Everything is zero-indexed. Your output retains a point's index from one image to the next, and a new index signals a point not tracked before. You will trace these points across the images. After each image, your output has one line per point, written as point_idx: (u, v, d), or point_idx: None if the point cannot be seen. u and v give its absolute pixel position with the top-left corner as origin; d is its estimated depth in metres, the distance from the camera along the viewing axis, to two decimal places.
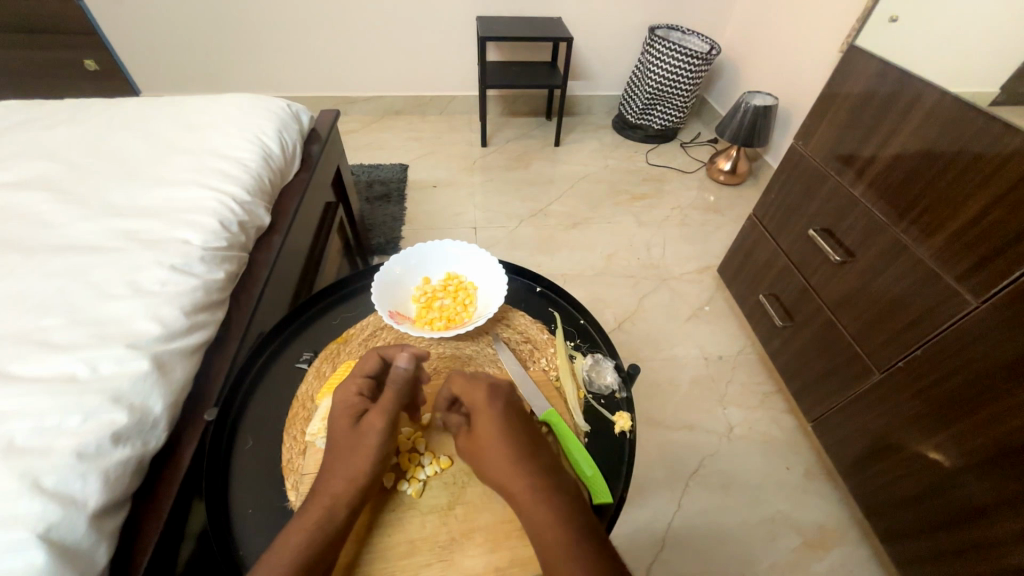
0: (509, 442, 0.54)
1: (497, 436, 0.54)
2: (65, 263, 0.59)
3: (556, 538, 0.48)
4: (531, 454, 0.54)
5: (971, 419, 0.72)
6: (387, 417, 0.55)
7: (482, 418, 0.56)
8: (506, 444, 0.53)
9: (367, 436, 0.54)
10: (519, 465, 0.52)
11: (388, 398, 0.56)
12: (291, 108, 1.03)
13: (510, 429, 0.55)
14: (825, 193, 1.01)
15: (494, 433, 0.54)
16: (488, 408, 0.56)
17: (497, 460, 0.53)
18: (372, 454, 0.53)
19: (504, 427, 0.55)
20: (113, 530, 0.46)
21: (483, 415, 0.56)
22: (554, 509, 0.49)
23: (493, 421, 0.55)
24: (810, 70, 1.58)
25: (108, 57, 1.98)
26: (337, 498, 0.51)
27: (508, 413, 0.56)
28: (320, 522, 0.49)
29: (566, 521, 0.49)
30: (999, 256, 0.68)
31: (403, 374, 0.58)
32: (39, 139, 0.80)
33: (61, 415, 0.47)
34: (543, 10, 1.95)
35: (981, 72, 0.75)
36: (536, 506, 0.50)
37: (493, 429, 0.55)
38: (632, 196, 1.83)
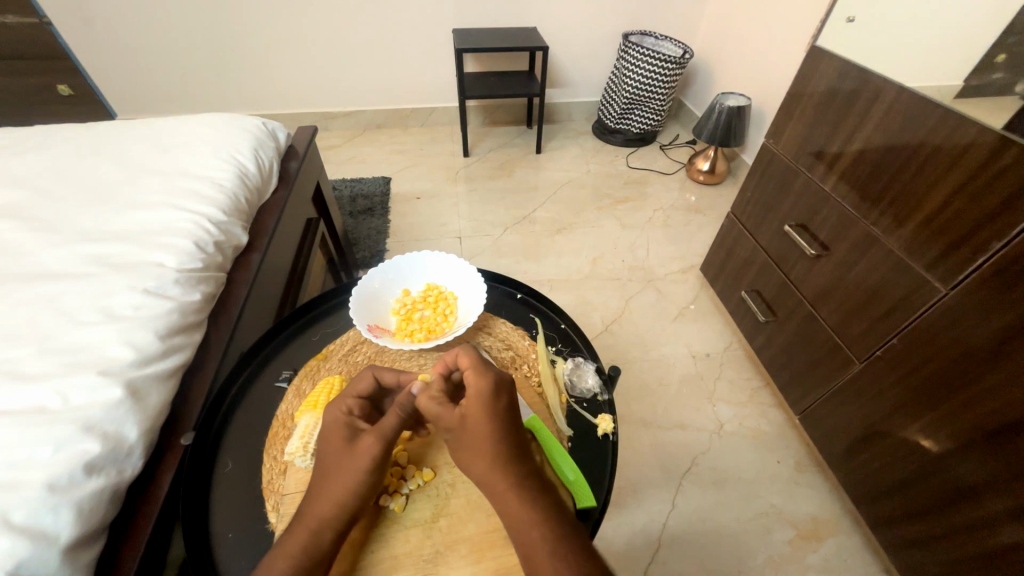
0: (499, 450, 0.52)
1: (486, 443, 0.52)
2: (35, 292, 0.58)
3: (539, 544, 0.47)
4: (516, 462, 0.52)
5: (950, 403, 0.73)
6: (381, 441, 0.53)
7: (472, 422, 0.53)
8: (495, 452, 0.52)
9: (362, 458, 0.52)
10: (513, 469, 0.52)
11: (388, 425, 0.55)
12: (267, 126, 1.03)
13: (503, 435, 0.53)
14: (797, 188, 1.03)
15: (482, 438, 0.52)
16: (479, 415, 0.53)
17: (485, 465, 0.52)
18: (362, 477, 0.52)
19: (494, 431, 0.53)
20: (88, 564, 0.45)
21: (475, 418, 0.53)
22: (534, 516, 0.49)
23: (485, 426, 0.53)
24: (780, 70, 1.63)
25: (82, 83, 1.96)
26: (322, 522, 0.50)
27: (500, 415, 0.54)
28: (307, 548, 0.48)
29: (548, 530, 0.48)
30: (962, 243, 0.70)
31: (411, 401, 0.58)
32: (7, 167, 0.79)
33: (31, 448, 0.45)
34: (518, 22, 1.98)
35: (938, 67, 0.77)
36: (520, 514, 0.49)
37: (484, 437, 0.52)
38: (614, 200, 1.85)
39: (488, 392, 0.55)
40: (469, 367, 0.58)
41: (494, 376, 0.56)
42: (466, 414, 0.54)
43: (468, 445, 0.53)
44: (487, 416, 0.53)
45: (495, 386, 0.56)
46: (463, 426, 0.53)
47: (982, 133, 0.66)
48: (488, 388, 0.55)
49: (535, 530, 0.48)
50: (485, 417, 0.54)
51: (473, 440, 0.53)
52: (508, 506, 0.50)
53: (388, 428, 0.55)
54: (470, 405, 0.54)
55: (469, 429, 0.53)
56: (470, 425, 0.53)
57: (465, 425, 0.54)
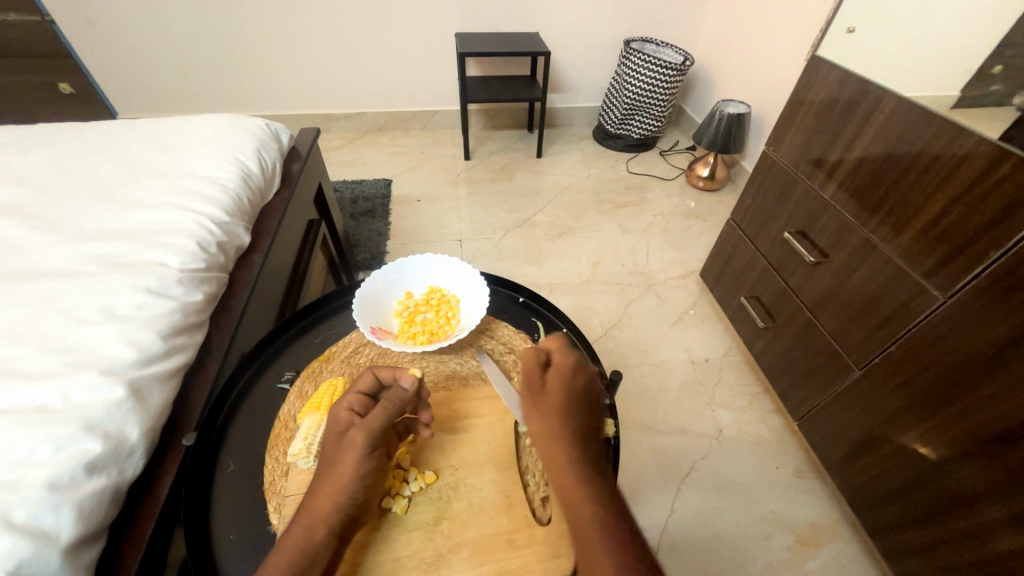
0: (567, 423, 0.57)
1: (559, 413, 0.57)
2: (37, 290, 0.58)
3: (588, 520, 0.49)
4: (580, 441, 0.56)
5: (948, 410, 0.74)
6: (369, 435, 0.53)
7: (551, 391, 0.59)
8: (564, 424, 0.56)
9: (353, 452, 0.52)
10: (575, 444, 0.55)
11: (376, 418, 0.54)
12: (271, 127, 1.03)
13: (574, 412, 0.58)
14: (797, 196, 1.04)
15: (558, 406, 0.58)
16: (559, 387, 0.60)
17: (549, 435, 0.56)
18: (354, 473, 0.52)
19: (569, 404, 0.59)
20: (87, 564, 0.45)
21: (554, 389, 0.59)
22: (587, 493, 0.51)
23: (560, 397, 0.59)
24: (780, 77, 1.64)
25: (84, 81, 1.96)
26: (318, 519, 0.50)
27: (575, 394, 0.60)
28: (302, 545, 0.48)
29: (597, 503, 0.50)
30: (960, 252, 0.71)
31: (401, 395, 0.57)
32: (10, 165, 0.79)
33: (32, 447, 0.45)
34: (520, 27, 1.99)
35: (937, 77, 0.78)
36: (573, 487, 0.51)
37: (557, 410, 0.58)
38: (615, 205, 1.85)
39: (570, 370, 0.61)
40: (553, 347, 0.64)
41: (580, 361, 0.63)
42: (545, 386, 0.60)
43: (540, 412, 0.58)
44: (563, 392, 0.59)
45: (576, 367, 0.62)
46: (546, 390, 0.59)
47: (980, 144, 0.67)
48: (570, 368, 0.61)
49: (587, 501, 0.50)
50: (562, 392, 0.59)
51: (547, 408, 0.58)
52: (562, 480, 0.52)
53: (376, 424, 0.54)
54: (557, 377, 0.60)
55: (546, 397, 0.59)
56: (551, 393, 0.59)
57: (544, 394, 0.59)
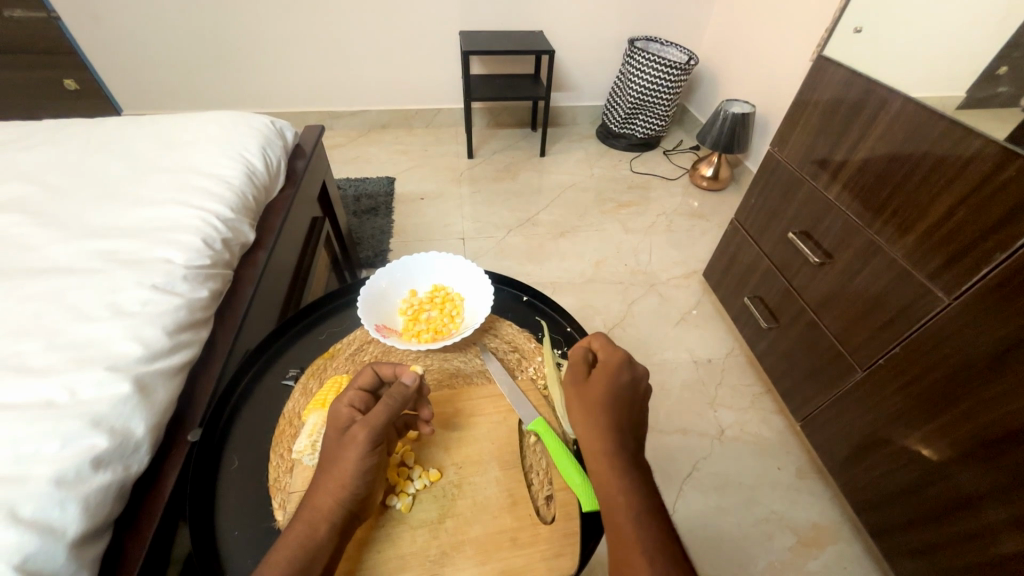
0: (612, 416, 0.55)
1: (603, 405, 0.56)
2: (44, 286, 0.58)
3: (624, 514, 0.49)
4: (624, 436, 0.54)
5: (952, 412, 0.73)
6: (372, 432, 0.53)
7: (595, 385, 0.58)
8: (609, 417, 0.55)
9: (354, 447, 0.52)
10: (615, 439, 0.54)
11: (378, 414, 0.54)
12: (275, 125, 1.03)
13: (619, 407, 0.56)
14: (802, 196, 1.03)
15: (602, 398, 0.56)
16: (605, 379, 0.58)
17: (594, 426, 0.55)
18: (355, 469, 0.52)
19: (614, 400, 0.56)
20: (93, 559, 0.45)
21: (599, 381, 0.58)
22: (624, 486, 0.51)
23: (605, 391, 0.57)
24: (785, 77, 1.63)
25: (88, 77, 1.96)
26: (319, 515, 0.50)
27: (621, 389, 0.57)
28: (303, 541, 0.48)
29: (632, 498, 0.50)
30: (966, 254, 0.71)
31: (404, 392, 0.57)
32: (16, 161, 0.80)
33: (39, 442, 0.45)
34: (523, 25, 1.99)
35: (945, 77, 0.78)
36: (612, 479, 0.51)
37: (603, 403, 0.56)
38: (618, 204, 1.85)
39: (617, 364, 0.60)
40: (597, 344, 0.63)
41: (627, 356, 0.60)
42: (591, 378, 0.59)
43: (583, 403, 0.57)
44: (609, 386, 0.57)
45: (624, 361, 0.60)
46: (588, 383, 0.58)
47: (987, 145, 0.67)
48: (617, 362, 0.60)
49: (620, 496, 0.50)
50: (609, 385, 0.57)
51: (590, 401, 0.56)
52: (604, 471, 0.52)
53: (379, 420, 0.54)
54: (601, 372, 0.59)
55: (590, 388, 0.58)
56: (595, 387, 0.57)
57: (589, 386, 0.58)
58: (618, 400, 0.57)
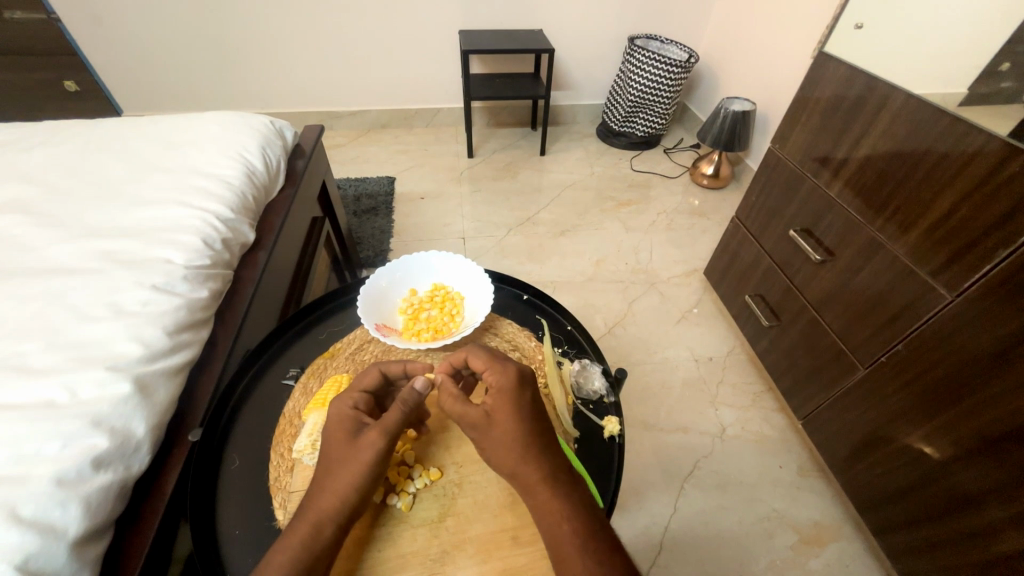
0: (525, 445, 0.52)
1: (512, 437, 0.52)
2: (45, 286, 0.59)
3: (567, 538, 0.47)
4: (543, 459, 0.51)
5: (955, 409, 0.73)
6: (387, 433, 0.54)
7: (495, 418, 0.54)
8: (525, 445, 0.52)
9: (366, 450, 0.52)
10: (534, 463, 0.51)
11: (392, 418, 0.55)
12: (275, 125, 1.03)
13: (530, 430, 0.53)
14: (803, 194, 1.03)
15: (507, 432, 0.52)
16: (507, 406, 0.54)
17: (511, 455, 0.51)
18: (365, 470, 0.52)
19: (520, 427, 0.53)
20: (95, 558, 0.46)
21: (498, 413, 0.54)
22: (563, 510, 0.48)
23: (508, 423, 0.53)
24: (785, 75, 1.63)
25: (88, 78, 1.96)
26: (324, 514, 0.50)
27: (525, 412, 0.54)
28: (307, 540, 0.48)
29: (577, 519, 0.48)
30: (969, 251, 0.70)
31: (415, 397, 0.57)
32: (16, 162, 0.80)
33: (39, 442, 0.46)
34: (523, 23, 1.98)
35: (946, 73, 0.78)
36: (549, 509, 0.49)
37: (513, 435, 0.52)
38: (618, 202, 1.85)
39: (513, 387, 0.56)
40: (486, 368, 0.59)
41: (515, 374, 0.57)
42: (490, 410, 0.54)
43: (492, 439, 0.53)
44: (513, 413, 0.53)
45: (519, 381, 0.56)
46: (489, 420, 0.54)
47: (990, 141, 0.67)
48: (513, 384, 0.56)
49: (565, 523, 0.47)
50: (511, 413, 0.53)
51: (495, 439, 0.53)
52: (540, 501, 0.49)
53: (393, 421, 0.54)
54: (496, 400, 0.54)
55: (494, 422, 0.53)
56: (496, 419, 0.53)
57: (491, 420, 0.53)
58: (523, 422, 0.53)
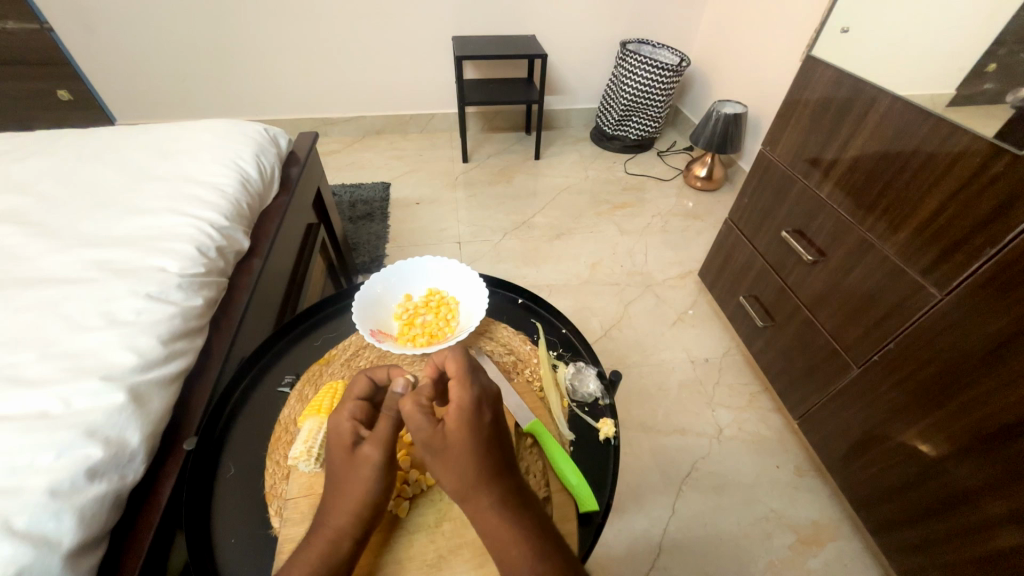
0: (482, 471, 0.52)
1: (467, 463, 0.52)
2: (38, 296, 0.58)
3: (518, 563, 0.49)
4: (496, 483, 0.52)
5: (948, 406, 0.74)
6: (381, 446, 0.53)
7: (454, 441, 0.52)
8: (478, 469, 0.52)
9: (363, 467, 0.52)
10: (487, 488, 0.52)
11: (382, 427, 0.54)
12: (269, 132, 1.03)
13: (486, 453, 0.53)
14: (794, 195, 1.04)
15: (465, 456, 0.52)
16: (461, 428, 0.52)
17: (465, 481, 0.51)
18: (371, 483, 0.52)
19: (477, 453, 0.52)
20: (89, 569, 0.45)
21: (458, 437, 0.52)
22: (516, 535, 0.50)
23: (468, 446, 0.52)
24: (775, 77, 1.65)
25: (81, 87, 1.96)
26: (341, 529, 0.50)
27: (485, 435, 0.53)
28: (325, 554, 0.49)
29: (532, 546, 0.50)
30: (957, 250, 0.71)
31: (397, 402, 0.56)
32: (10, 172, 0.80)
33: (33, 453, 0.45)
34: (516, 29, 2.00)
35: (932, 75, 0.79)
36: (504, 535, 0.50)
37: (469, 461, 0.52)
38: (613, 206, 1.86)
39: (473, 407, 0.53)
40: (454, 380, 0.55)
41: (481, 392, 0.55)
42: (446, 431, 0.52)
43: (448, 462, 0.52)
44: (473, 434, 0.52)
45: (478, 401, 0.54)
46: (447, 442, 0.52)
47: (975, 141, 0.68)
48: (468, 406, 0.53)
49: (517, 549, 0.49)
50: (468, 435, 0.52)
51: (451, 463, 0.52)
52: (492, 526, 0.51)
53: (386, 432, 0.54)
54: (456, 420, 0.52)
55: (453, 445, 0.52)
56: (455, 442, 0.52)
57: (447, 441, 0.52)
58: (481, 448, 0.53)
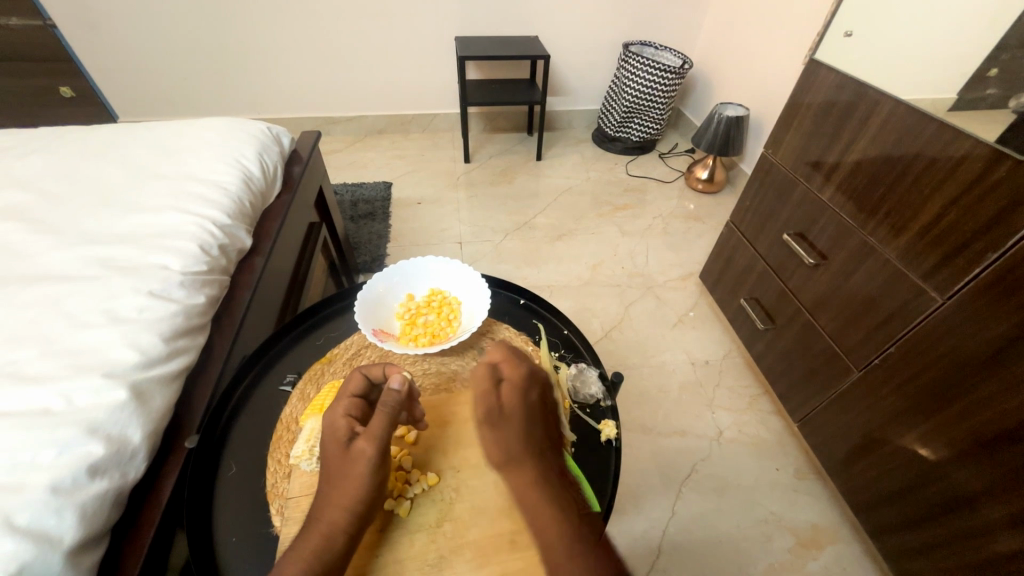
0: (531, 445, 0.57)
1: (519, 434, 0.57)
2: (40, 293, 0.58)
3: (557, 541, 0.51)
4: (542, 458, 0.57)
5: (948, 410, 0.74)
6: (376, 441, 0.53)
7: (508, 413, 0.58)
8: (526, 440, 0.57)
9: (359, 461, 0.52)
10: (533, 462, 0.55)
11: (377, 423, 0.54)
12: (272, 131, 1.03)
13: (534, 428, 0.58)
14: (796, 198, 1.04)
15: (518, 427, 0.57)
16: (514, 400, 0.58)
17: (514, 454, 0.56)
18: (365, 477, 0.52)
19: (528, 426, 0.58)
20: (90, 567, 0.45)
21: (512, 409, 0.58)
22: (555, 514, 0.52)
23: (521, 418, 0.58)
24: (778, 80, 1.65)
25: (83, 84, 1.96)
26: (335, 526, 0.50)
27: (534, 409, 0.59)
28: (319, 551, 0.48)
29: (569, 524, 0.52)
30: (958, 254, 0.72)
31: (394, 397, 0.57)
32: (13, 168, 0.80)
33: (35, 450, 0.45)
34: (519, 30, 2.01)
35: (934, 80, 0.79)
36: (543, 513, 0.52)
37: (521, 433, 0.57)
38: (614, 207, 1.86)
39: (525, 384, 0.60)
40: (507, 361, 0.62)
41: (532, 372, 0.62)
42: (502, 403, 0.58)
43: (501, 433, 0.57)
44: (524, 409, 0.58)
45: (529, 381, 0.61)
46: (502, 413, 0.58)
47: (977, 146, 0.68)
48: (521, 381, 0.60)
49: (556, 526, 0.52)
50: (521, 407, 0.58)
51: (505, 435, 0.57)
52: (534, 504, 0.53)
53: (381, 427, 0.54)
54: (511, 395, 0.59)
55: (506, 416, 0.58)
56: (510, 413, 0.58)
57: (503, 411, 0.58)
58: (531, 422, 0.58)
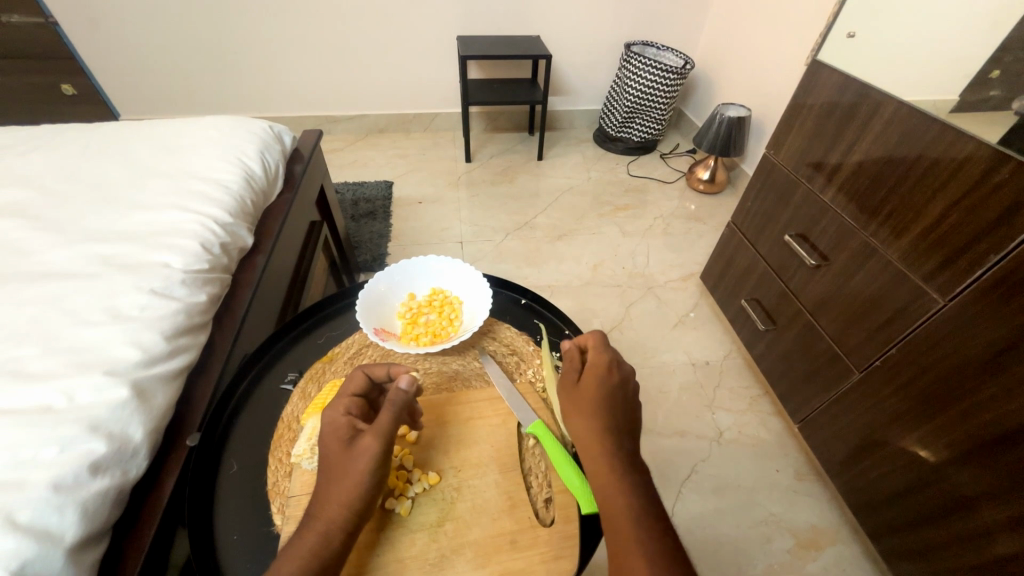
0: (606, 423, 0.57)
1: (597, 408, 0.58)
2: (41, 291, 0.58)
3: (621, 511, 0.50)
4: (615, 436, 0.56)
5: (949, 412, 0.74)
6: (381, 439, 0.53)
7: (585, 387, 0.60)
8: (603, 419, 0.57)
9: (363, 457, 0.52)
10: (606, 438, 0.56)
11: (383, 420, 0.54)
12: (273, 129, 1.03)
13: (611, 409, 0.58)
14: (798, 199, 1.04)
15: (594, 400, 0.59)
16: (594, 382, 0.60)
17: (589, 434, 0.56)
18: (365, 475, 0.52)
19: (603, 404, 0.58)
20: (91, 564, 0.45)
21: (589, 386, 0.60)
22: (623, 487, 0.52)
23: (598, 394, 0.59)
24: (780, 80, 1.65)
25: (85, 82, 1.97)
26: (336, 522, 0.50)
27: (612, 391, 0.60)
28: (317, 548, 0.48)
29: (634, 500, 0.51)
30: (960, 256, 0.72)
31: (401, 397, 0.56)
32: (15, 165, 0.80)
33: (37, 448, 0.45)
34: (521, 30, 2.00)
35: (937, 81, 0.79)
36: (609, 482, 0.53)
37: (595, 409, 0.58)
38: (615, 207, 1.86)
39: (606, 367, 0.61)
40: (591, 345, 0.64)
41: (616, 357, 0.63)
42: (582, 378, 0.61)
43: (577, 404, 0.59)
44: (601, 388, 0.60)
45: (611, 364, 0.62)
46: (579, 387, 0.60)
47: (979, 148, 0.68)
48: (605, 365, 0.62)
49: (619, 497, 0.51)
50: (599, 385, 0.60)
51: (580, 407, 0.59)
52: (601, 474, 0.53)
53: (385, 425, 0.54)
54: (592, 373, 0.61)
55: (582, 390, 0.60)
56: (586, 388, 0.60)
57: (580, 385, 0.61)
58: (608, 402, 0.59)
